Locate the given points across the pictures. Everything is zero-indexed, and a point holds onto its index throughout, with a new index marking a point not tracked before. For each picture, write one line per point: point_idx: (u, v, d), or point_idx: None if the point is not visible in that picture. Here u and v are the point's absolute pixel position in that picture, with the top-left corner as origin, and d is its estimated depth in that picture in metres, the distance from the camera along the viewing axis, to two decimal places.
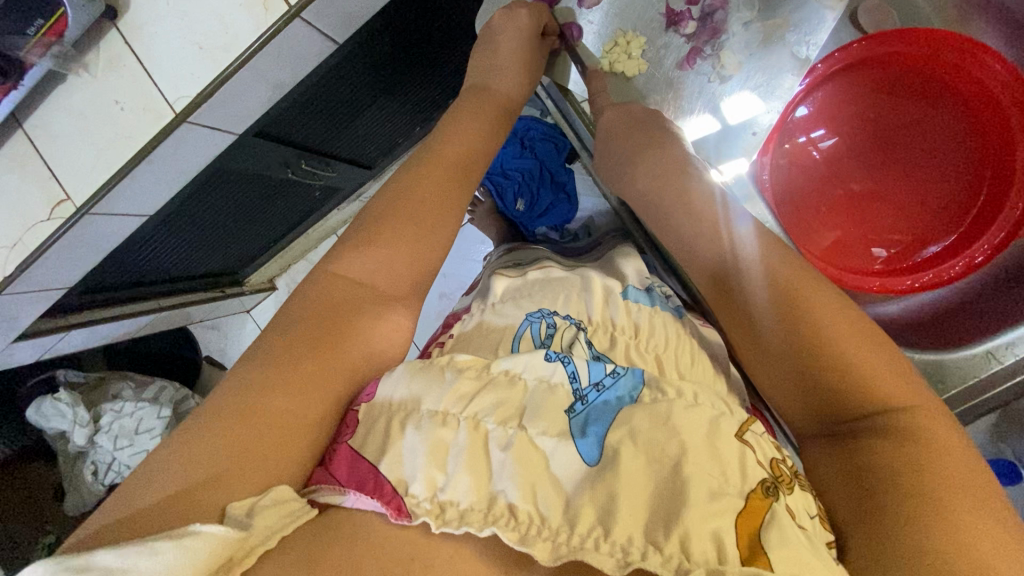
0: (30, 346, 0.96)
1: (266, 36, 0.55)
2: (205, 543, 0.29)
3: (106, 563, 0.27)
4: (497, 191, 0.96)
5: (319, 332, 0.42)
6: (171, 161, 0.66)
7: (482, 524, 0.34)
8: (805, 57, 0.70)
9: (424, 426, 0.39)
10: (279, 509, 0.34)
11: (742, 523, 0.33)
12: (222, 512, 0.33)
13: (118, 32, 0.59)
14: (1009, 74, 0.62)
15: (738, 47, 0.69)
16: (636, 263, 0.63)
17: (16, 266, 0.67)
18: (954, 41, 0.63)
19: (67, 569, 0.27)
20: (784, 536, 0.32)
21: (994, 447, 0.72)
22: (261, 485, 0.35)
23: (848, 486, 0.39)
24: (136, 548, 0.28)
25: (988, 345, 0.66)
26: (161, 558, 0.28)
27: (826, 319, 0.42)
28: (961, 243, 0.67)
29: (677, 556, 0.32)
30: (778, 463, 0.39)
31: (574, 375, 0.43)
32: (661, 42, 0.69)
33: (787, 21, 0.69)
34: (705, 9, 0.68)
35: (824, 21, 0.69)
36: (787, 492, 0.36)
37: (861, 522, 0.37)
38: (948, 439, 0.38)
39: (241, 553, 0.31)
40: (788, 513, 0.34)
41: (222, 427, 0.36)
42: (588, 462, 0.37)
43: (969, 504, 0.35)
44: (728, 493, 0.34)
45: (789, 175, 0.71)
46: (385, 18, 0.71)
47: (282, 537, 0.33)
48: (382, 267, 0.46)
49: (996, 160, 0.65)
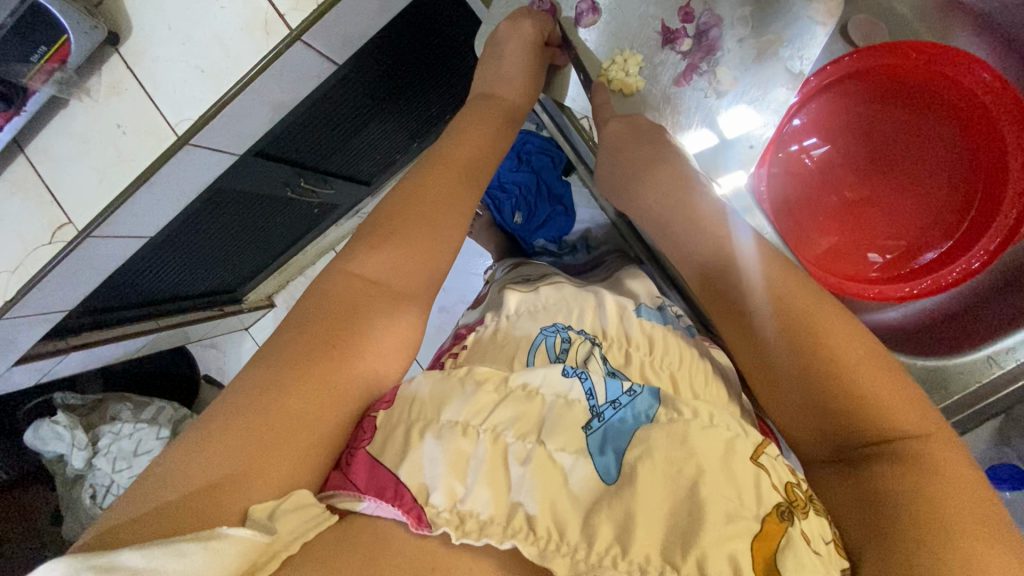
0: (29, 370, 0.96)
1: (268, 59, 0.56)
2: (233, 547, 0.30)
3: (131, 564, 0.27)
4: (495, 205, 0.96)
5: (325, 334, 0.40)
6: (173, 183, 0.67)
7: (502, 536, 0.34)
8: (800, 71, 0.64)
9: (445, 436, 0.39)
10: (298, 517, 0.34)
11: (758, 547, 0.33)
12: (244, 515, 0.33)
13: (119, 58, 0.60)
14: (997, 83, 0.64)
15: (733, 62, 0.65)
16: (644, 283, 0.65)
17: (17, 291, 0.68)
18: (944, 52, 0.65)
19: (92, 567, 0.27)
20: (800, 561, 0.32)
21: (999, 451, 0.72)
22: (281, 488, 0.35)
23: (863, 510, 0.39)
24: (161, 548, 0.28)
25: (989, 350, 0.68)
26: (187, 560, 0.28)
27: (831, 339, 0.42)
28: (955, 249, 0.70)
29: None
30: (793, 487, 0.38)
31: (591, 392, 0.42)
32: (657, 59, 0.64)
33: (781, 37, 0.64)
34: (701, 25, 0.64)
35: (816, 36, 0.64)
36: (802, 516, 0.36)
37: (871, 544, 0.37)
38: (951, 462, 0.38)
39: (263, 558, 0.31)
40: (803, 538, 0.34)
41: (226, 427, 0.35)
42: (607, 481, 0.37)
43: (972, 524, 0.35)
44: (744, 517, 0.34)
45: (785, 182, 0.72)
46: (385, 39, 0.72)
47: (304, 542, 0.33)
48: (384, 260, 0.46)
49: (988, 168, 0.68)
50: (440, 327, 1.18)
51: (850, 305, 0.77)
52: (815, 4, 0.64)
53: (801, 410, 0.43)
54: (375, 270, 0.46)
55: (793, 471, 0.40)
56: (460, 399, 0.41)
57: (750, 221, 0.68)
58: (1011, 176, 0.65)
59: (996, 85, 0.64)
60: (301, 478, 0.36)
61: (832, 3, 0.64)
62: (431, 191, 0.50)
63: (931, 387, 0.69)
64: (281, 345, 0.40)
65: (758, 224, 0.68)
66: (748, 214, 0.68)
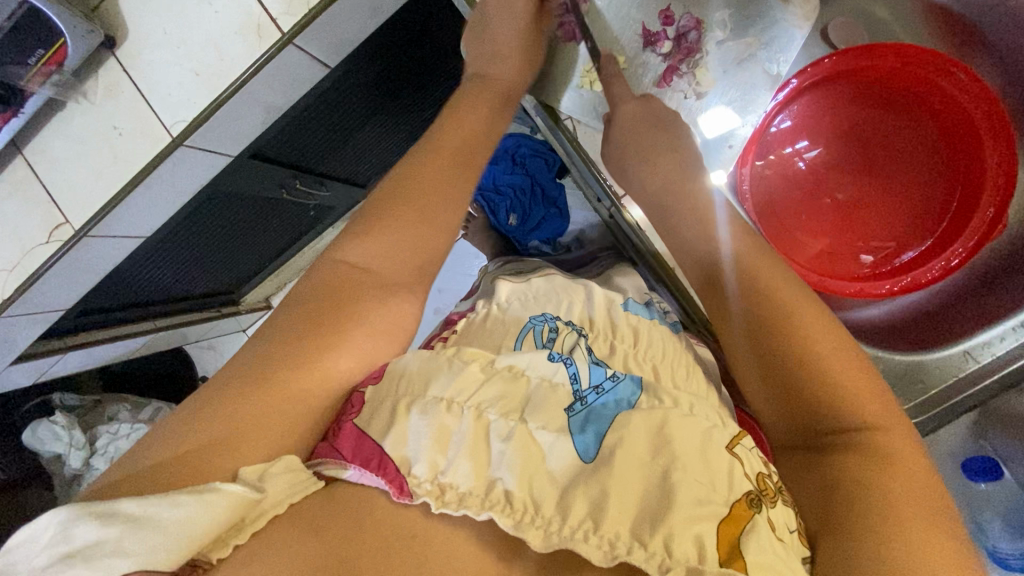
0: (26, 369, 0.97)
1: (261, 62, 0.58)
2: (224, 500, 0.32)
3: (128, 510, 0.30)
4: (490, 207, 0.99)
5: (312, 322, 0.42)
6: (169, 184, 0.69)
7: (480, 507, 0.36)
8: (777, 73, 0.67)
9: (429, 411, 0.40)
10: (287, 478, 0.36)
11: (724, 530, 0.35)
12: (234, 475, 0.35)
13: (115, 61, 0.62)
14: (975, 83, 0.66)
15: (713, 64, 0.67)
16: (632, 279, 0.68)
17: (15, 288, 0.69)
18: (923, 53, 0.67)
19: (92, 513, 0.30)
20: (762, 545, 0.34)
21: (976, 444, 0.75)
22: (271, 452, 0.37)
23: (821, 498, 0.40)
24: (157, 499, 0.31)
25: (967, 344, 0.70)
26: (181, 509, 0.31)
27: (808, 332, 0.45)
28: (937, 246, 0.72)
29: (660, 553, 0.34)
30: (764, 477, 0.41)
31: (575, 376, 0.45)
32: (638, 60, 0.66)
33: (759, 40, 0.66)
34: (680, 28, 0.65)
35: (794, 39, 0.66)
36: (770, 505, 0.38)
37: (829, 529, 0.38)
38: (908, 452, 0.40)
39: (251, 516, 0.34)
40: (769, 524, 0.36)
41: (221, 411, 0.36)
42: (585, 459, 0.39)
43: (924, 518, 0.37)
44: (714, 502, 0.36)
45: (773, 184, 0.74)
46: (377, 43, 0.74)
47: (292, 503, 0.36)
48: (383, 254, 0.48)
49: (967, 166, 0.70)
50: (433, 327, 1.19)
51: (833, 304, 0.77)
52: (792, 8, 0.66)
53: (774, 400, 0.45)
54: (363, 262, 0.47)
55: (764, 463, 0.43)
56: (447, 376, 0.42)
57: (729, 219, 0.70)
58: (989, 175, 0.68)
59: (975, 86, 0.66)
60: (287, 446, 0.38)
61: (808, 5, 0.66)
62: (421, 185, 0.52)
63: (906, 384, 0.72)
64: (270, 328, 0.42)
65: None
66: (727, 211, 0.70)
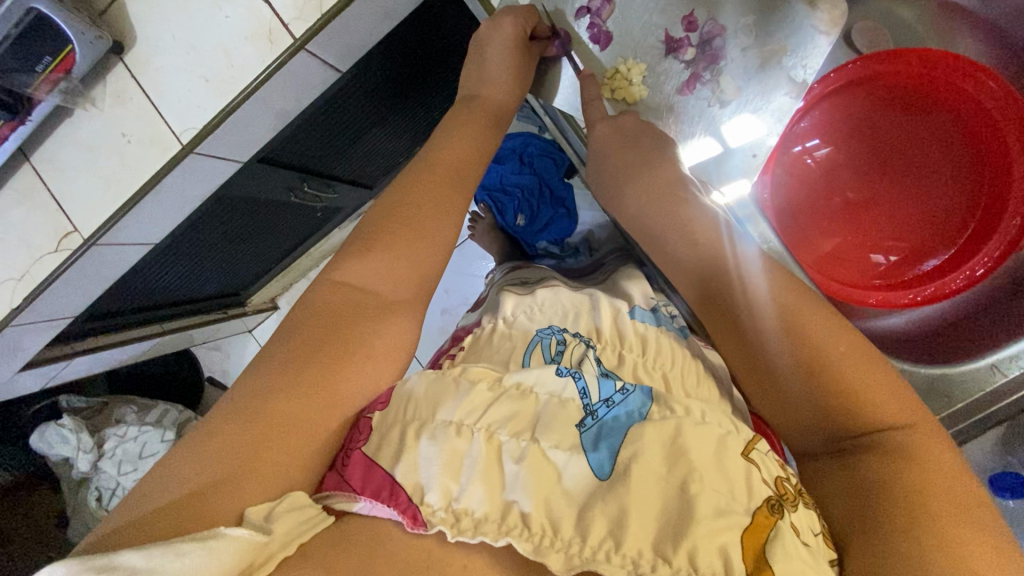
0: (34, 376, 0.97)
1: (272, 69, 0.57)
2: (230, 547, 0.29)
3: (131, 564, 0.27)
4: (497, 207, 0.97)
5: (316, 342, 0.41)
6: (177, 192, 0.68)
7: (497, 533, 0.34)
8: (803, 79, 0.63)
9: (439, 437, 0.39)
10: (295, 517, 0.34)
11: (748, 539, 0.33)
12: (240, 518, 0.33)
13: (124, 67, 0.60)
14: (1002, 92, 0.65)
15: (737, 72, 0.64)
16: (640, 285, 0.64)
17: (24, 298, 0.69)
18: (950, 61, 0.66)
19: (90, 568, 0.27)
20: (789, 552, 0.32)
21: (1002, 460, 0.72)
22: (280, 489, 0.35)
23: (850, 502, 0.39)
24: (160, 549, 0.28)
25: (991, 358, 0.68)
26: (186, 559, 0.28)
27: (824, 339, 0.43)
28: (960, 257, 0.70)
29: (685, 568, 0.32)
30: (783, 481, 0.39)
31: (584, 391, 0.43)
32: (660, 67, 0.64)
33: (785, 46, 0.63)
34: (704, 35, 0.63)
35: (819, 46, 0.62)
36: (792, 509, 0.36)
37: (860, 533, 0.37)
38: (935, 455, 0.39)
39: (259, 560, 0.31)
40: (793, 530, 0.34)
41: (227, 438, 0.35)
42: (600, 476, 0.37)
43: (956, 517, 0.36)
44: (735, 510, 0.34)
45: (788, 185, 0.73)
46: (388, 47, 0.73)
47: (300, 543, 0.33)
48: (388, 271, 0.47)
49: (992, 176, 0.68)
50: (443, 331, 1.19)
51: (851, 314, 0.77)
52: (819, 12, 0.62)
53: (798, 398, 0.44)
54: (366, 277, 0.46)
55: (781, 466, 0.41)
56: (454, 400, 0.41)
57: (754, 229, 0.69)
58: (1016, 184, 0.66)
59: (1003, 93, 0.65)
60: (291, 474, 0.36)
61: (836, 10, 0.62)
62: (431, 195, 0.51)
63: (930, 395, 0.69)
64: (278, 363, 0.39)
65: (762, 232, 0.69)
66: (751, 222, 0.69)
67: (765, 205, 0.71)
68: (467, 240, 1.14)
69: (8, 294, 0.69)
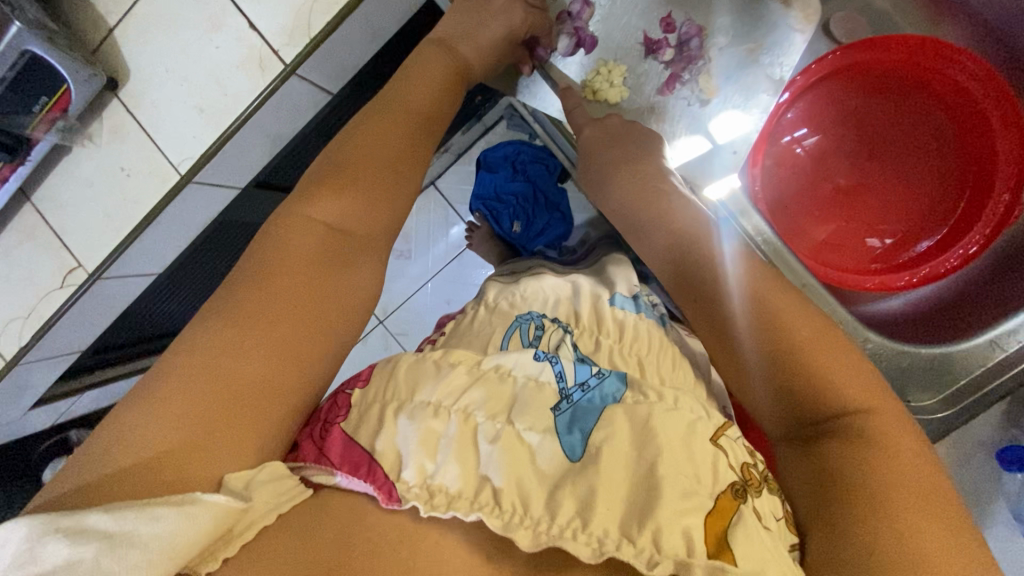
0: (46, 411, 1.02)
1: (265, 94, 0.60)
2: (208, 512, 0.31)
3: (100, 526, 0.29)
4: (493, 215, 0.98)
5: (274, 303, 0.40)
6: (178, 221, 0.70)
7: (469, 508, 0.35)
8: (780, 77, 0.65)
9: (417, 416, 0.40)
10: (272, 488, 0.35)
11: (712, 522, 0.34)
12: (219, 482, 0.35)
13: (119, 102, 0.64)
14: (981, 70, 0.67)
15: (717, 71, 0.65)
16: (624, 270, 0.65)
17: (31, 335, 0.72)
18: (928, 45, 0.68)
19: (60, 529, 0.28)
20: (750, 535, 0.34)
21: (1005, 433, 0.69)
22: (259, 458, 0.37)
23: (811, 492, 0.40)
24: (131, 513, 0.29)
25: (993, 333, 0.67)
26: (161, 524, 0.29)
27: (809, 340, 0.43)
28: (952, 236, 0.72)
29: (649, 549, 0.33)
30: (750, 467, 0.40)
31: (560, 374, 0.44)
32: (640, 69, 0.66)
33: (761, 45, 0.65)
34: (682, 36, 0.66)
35: (795, 44, 0.65)
36: (756, 494, 0.38)
37: (817, 521, 0.38)
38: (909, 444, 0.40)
39: (240, 527, 0.34)
40: (754, 514, 0.36)
41: (190, 412, 0.35)
42: (572, 458, 0.38)
43: (922, 514, 0.36)
44: (700, 493, 0.35)
45: (778, 174, 0.73)
46: (375, 62, 0.76)
47: (280, 514, 0.36)
48: (373, 225, 0.47)
49: (978, 154, 0.70)
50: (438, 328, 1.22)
51: (848, 298, 0.77)
52: (793, 12, 0.65)
53: (766, 400, 0.44)
54: (332, 223, 0.45)
55: (751, 452, 0.42)
56: (434, 382, 0.42)
57: (745, 223, 0.65)
58: (1000, 160, 0.68)
59: (982, 73, 0.67)
60: (267, 452, 0.37)
61: (809, 9, 0.65)
62: (400, 182, 0.49)
63: (931, 376, 0.68)
64: (219, 348, 0.37)
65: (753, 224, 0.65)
66: (742, 216, 0.64)
67: (754, 197, 0.67)
68: (465, 251, 1.16)
69: (15, 331, 0.72)
